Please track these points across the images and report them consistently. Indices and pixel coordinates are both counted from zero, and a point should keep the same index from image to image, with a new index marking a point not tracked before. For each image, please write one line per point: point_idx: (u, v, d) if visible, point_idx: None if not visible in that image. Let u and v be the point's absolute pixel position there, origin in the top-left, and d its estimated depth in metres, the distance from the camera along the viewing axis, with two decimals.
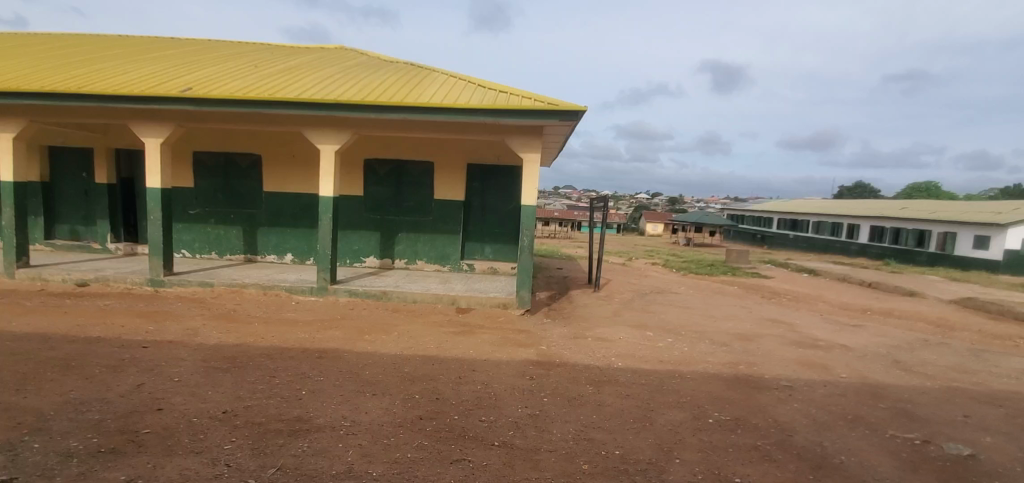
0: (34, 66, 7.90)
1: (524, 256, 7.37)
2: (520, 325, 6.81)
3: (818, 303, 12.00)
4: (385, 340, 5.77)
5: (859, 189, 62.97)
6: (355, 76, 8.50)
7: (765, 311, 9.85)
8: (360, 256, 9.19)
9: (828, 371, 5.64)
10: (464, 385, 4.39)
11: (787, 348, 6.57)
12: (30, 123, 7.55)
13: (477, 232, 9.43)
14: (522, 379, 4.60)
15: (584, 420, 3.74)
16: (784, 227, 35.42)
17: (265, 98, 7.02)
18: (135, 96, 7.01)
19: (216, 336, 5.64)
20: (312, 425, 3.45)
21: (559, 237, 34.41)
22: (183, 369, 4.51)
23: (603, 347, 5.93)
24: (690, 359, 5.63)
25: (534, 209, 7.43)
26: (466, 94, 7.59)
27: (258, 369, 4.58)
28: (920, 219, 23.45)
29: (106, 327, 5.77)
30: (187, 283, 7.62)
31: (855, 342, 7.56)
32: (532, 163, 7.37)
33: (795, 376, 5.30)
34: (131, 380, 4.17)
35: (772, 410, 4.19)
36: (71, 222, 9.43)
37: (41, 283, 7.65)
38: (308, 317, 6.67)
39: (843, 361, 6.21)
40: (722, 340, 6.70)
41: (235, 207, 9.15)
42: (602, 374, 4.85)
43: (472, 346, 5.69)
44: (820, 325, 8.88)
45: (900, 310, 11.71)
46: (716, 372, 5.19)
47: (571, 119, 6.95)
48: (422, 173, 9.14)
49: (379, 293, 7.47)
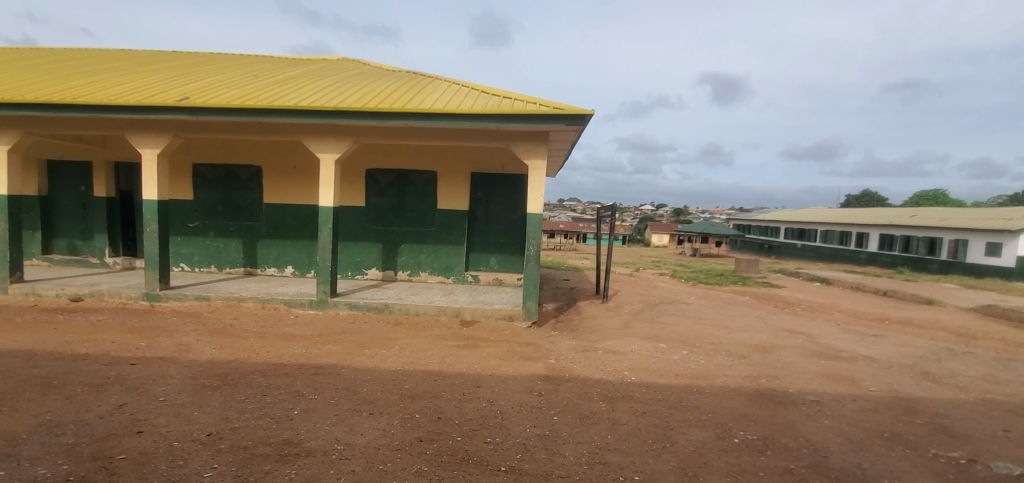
0: (30, 79, 7.80)
1: (531, 266, 7.11)
2: (527, 338, 6.51)
3: (833, 313, 11.60)
4: (385, 355, 5.49)
5: (867, 197, 62.32)
6: (355, 84, 8.34)
7: (781, 322, 9.49)
8: (362, 268, 8.96)
9: (856, 385, 5.29)
10: (469, 403, 4.10)
11: (808, 360, 6.22)
12: (25, 136, 7.43)
13: (482, 243, 9.17)
14: (530, 396, 4.30)
15: (599, 442, 3.44)
16: (791, 237, 34.99)
17: (262, 106, 6.84)
18: (130, 105, 6.85)
19: (208, 352, 5.39)
20: (302, 449, 3.17)
21: (564, 249, 34.22)
22: (169, 388, 4.25)
23: (615, 360, 5.63)
24: (708, 372, 5.31)
25: (540, 218, 7.18)
26: (469, 100, 7.39)
27: (250, 386, 4.32)
28: (930, 226, 23.00)
29: (95, 343, 5.53)
30: (184, 298, 7.39)
31: (878, 353, 7.19)
32: (538, 171, 7.12)
33: (820, 389, 4.96)
34: (112, 401, 3.92)
35: (802, 428, 3.87)
36: (67, 236, 9.26)
37: (34, 298, 7.45)
38: (307, 331, 6.42)
39: (869, 374, 5.86)
40: (739, 352, 6.37)
41: (235, 219, 8.96)
42: (615, 390, 4.55)
43: (477, 360, 5.40)
44: (839, 336, 8.50)
45: (919, 319, 11.29)
46: (737, 386, 4.86)
47: (578, 123, 6.70)
48: (426, 182, 8.93)
49: (380, 306, 7.21)
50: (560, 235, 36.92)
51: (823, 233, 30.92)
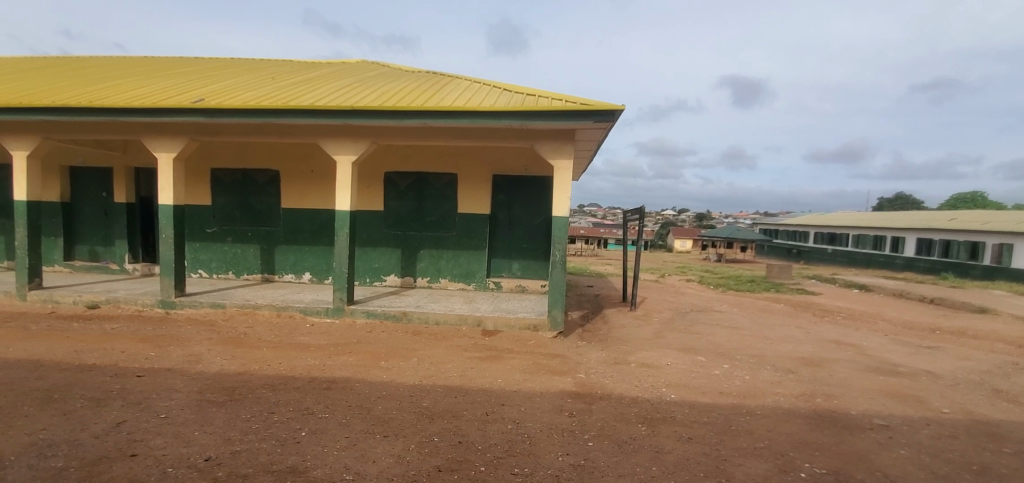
0: (52, 84, 7.80)
1: (557, 273, 6.70)
2: (552, 349, 6.09)
3: (877, 322, 10.82)
4: (402, 367, 5.13)
5: (901, 200, 59.90)
6: (373, 85, 8.07)
7: (824, 332, 8.82)
8: (380, 274, 8.68)
9: (925, 406, 4.71)
10: (493, 425, 3.70)
11: (864, 376, 5.65)
12: (45, 141, 7.39)
13: (503, 248, 8.80)
14: (560, 417, 3.89)
15: (642, 475, 3.00)
16: (821, 241, 33.71)
17: (277, 107, 6.62)
18: (145, 107, 6.71)
19: (218, 363, 5.11)
20: (306, 479, 2.83)
21: (585, 254, 33.65)
22: (173, 403, 3.98)
23: (650, 375, 5.17)
24: (755, 390, 4.80)
25: (567, 221, 6.76)
26: (490, 98, 7.04)
27: (258, 403, 4.01)
28: (972, 230, 21.76)
29: (104, 353, 5.32)
30: (198, 305, 7.18)
31: (939, 368, 6.52)
32: (564, 172, 6.72)
33: (886, 412, 4.41)
34: (111, 419, 3.66)
35: (876, 459, 3.35)
36: (89, 242, 9.22)
37: (52, 305, 7.34)
38: (322, 341, 6.12)
39: (936, 392, 5.25)
40: (786, 366, 5.83)
41: (253, 224, 8.79)
42: (654, 410, 4.09)
43: (500, 374, 5.00)
44: (892, 348, 7.81)
45: (975, 329, 10.41)
46: (791, 407, 4.35)
47: (606, 120, 6.27)
48: (446, 185, 8.61)
49: (398, 314, 6.88)
50: (580, 241, 36.17)
51: (855, 237, 29.66)
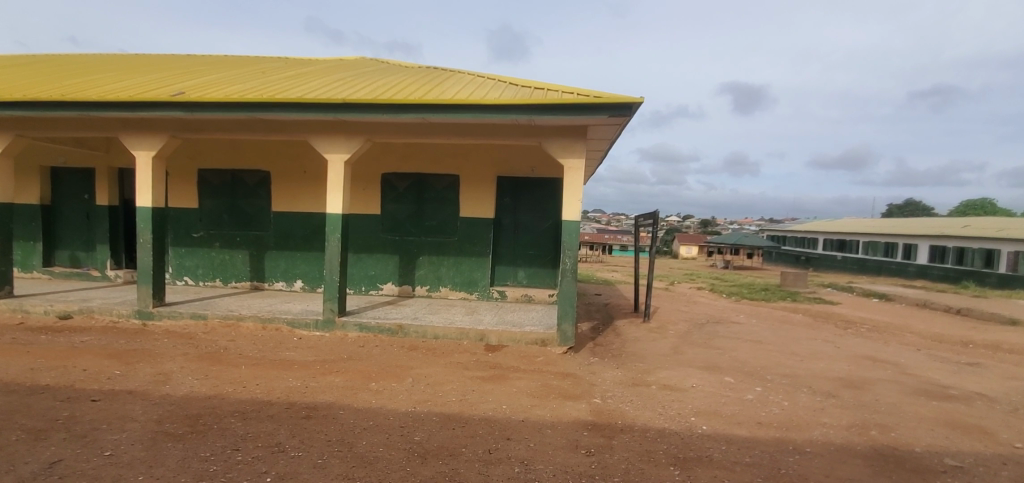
0: (27, 80, 7.33)
1: (567, 281, 6.10)
2: (562, 367, 5.48)
3: (905, 335, 10.14)
4: (395, 390, 4.55)
5: (909, 206, 58.94)
6: (369, 80, 7.52)
7: (855, 347, 8.13)
8: (377, 283, 8.13)
9: (993, 439, 4.09)
10: (497, 467, 3.10)
11: (915, 400, 5.02)
12: (18, 138, 6.91)
13: (508, 254, 8.20)
14: (576, 456, 3.28)
15: None
16: (830, 248, 32.98)
17: (263, 101, 6.08)
18: (120, 101, 6.19)
19: (188, 384, 4.54)
20: None
21: (590, 260, 33.00)
22: (123, 437, 3.40)
23: (674, 399, 4.56)
24: (798, 419, 4.19)
25: (578, 226, 6.15)
26: (495, 93, 6.48)
27: (221, 437, 3.43)
28: (986, 237, 20.99)
29: (63, 372, 4.75)
30: (178, 316, 6.62)
31: (991, 390, 5.86)
32: (574, 171, 6.13)
33: (952, 449, 3.80)
34: (44, 457, 3.08)
35: None
36: (69, 247, 8.69)
37: (21, 315, 6.78)
38: (308, 357, 5.54)
39: (999, 420, 4.62)
40: (825, 388, 5.21)
41: (242, 229, 8.24)
42: (687, 447, 3.48)
43: (506, 399, 4.40)
44: (931, 366, 7.14)
45: (1009, 343, 9.69)
46: (844, 442, 3.74)
47: (622, 114, 5.70)
48: (447, 188, 8.06)
49: (393, 327, 6.29)
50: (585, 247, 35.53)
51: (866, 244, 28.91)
